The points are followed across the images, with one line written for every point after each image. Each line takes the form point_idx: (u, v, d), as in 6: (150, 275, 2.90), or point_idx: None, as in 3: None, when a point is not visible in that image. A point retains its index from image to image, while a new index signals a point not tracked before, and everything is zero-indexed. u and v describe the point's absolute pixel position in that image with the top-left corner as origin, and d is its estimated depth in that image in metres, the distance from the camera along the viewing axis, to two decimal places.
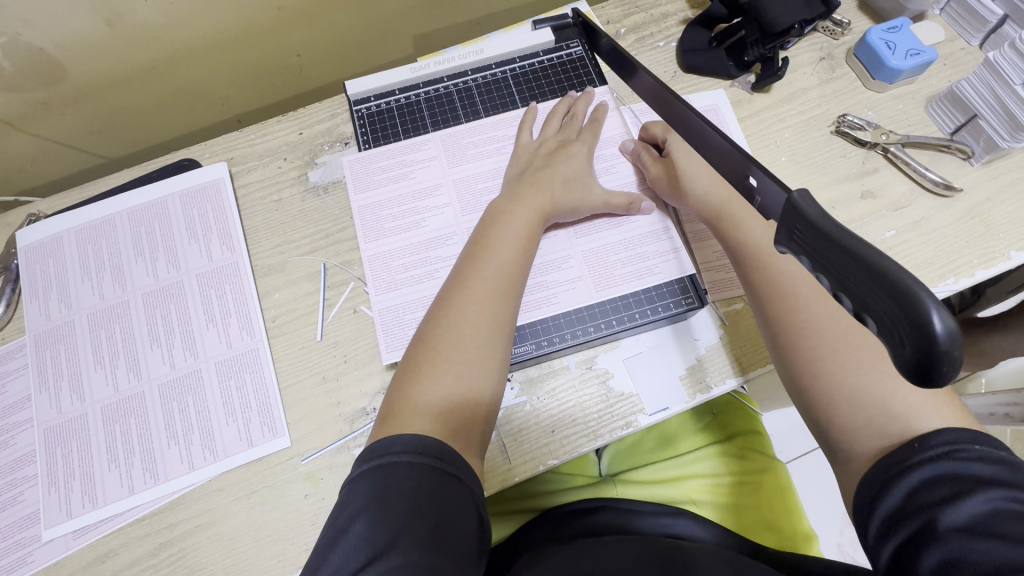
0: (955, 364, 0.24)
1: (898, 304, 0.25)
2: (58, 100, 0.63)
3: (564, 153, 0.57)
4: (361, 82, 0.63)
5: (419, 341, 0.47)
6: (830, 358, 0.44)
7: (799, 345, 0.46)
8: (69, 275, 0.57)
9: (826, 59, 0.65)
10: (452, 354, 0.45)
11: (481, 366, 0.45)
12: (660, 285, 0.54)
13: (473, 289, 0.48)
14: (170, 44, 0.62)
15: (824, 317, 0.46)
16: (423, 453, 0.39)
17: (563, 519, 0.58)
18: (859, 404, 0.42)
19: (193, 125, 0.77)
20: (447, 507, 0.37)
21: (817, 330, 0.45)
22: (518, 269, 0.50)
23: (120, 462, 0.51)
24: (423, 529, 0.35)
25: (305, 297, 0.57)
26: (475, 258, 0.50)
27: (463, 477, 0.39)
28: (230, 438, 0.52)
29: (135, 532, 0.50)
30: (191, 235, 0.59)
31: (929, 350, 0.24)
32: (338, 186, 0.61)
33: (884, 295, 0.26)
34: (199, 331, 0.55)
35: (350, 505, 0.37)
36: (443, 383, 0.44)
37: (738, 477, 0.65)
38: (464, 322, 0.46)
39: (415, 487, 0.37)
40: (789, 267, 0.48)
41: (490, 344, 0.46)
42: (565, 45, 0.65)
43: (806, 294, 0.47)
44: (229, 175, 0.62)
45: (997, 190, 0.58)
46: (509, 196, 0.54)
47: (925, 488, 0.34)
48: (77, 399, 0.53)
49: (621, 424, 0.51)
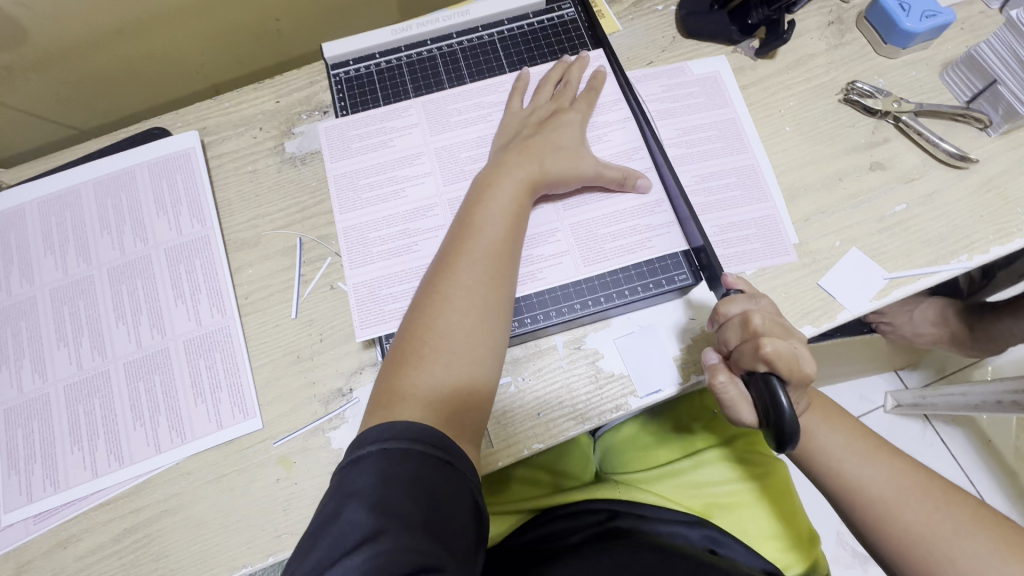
0: (795, 430, 0.39)
1: (766, 394, 0.40)
2: (21, 65, 0.60)
3: (556, 121, 0.53)
4: (339, 45, 0.59)
5: (404, 329, 0.44)
6: (897, 528, 0.43)
7: (861, 516, 0.45)
8: (32, 249, 0.55)
9: (835, 24, 0.61)
10: (439, 344, 0.42)
11: (470, 356, 0.42)
12: (651, 260, 0.51)
13: (460, 272, 0.45)
14: (138, 5, 0.59)
15: (923, 525, 0.43)
16: (412, 438, 0.36)
17: (569, 524, 0.53)
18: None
19: (169, 95, 0.74)
20: (440, 492, 0.35)
21: (845, 484, 0.46)
22: (507, 248, 0.47)
23: (83, 443, 0.49)
24: (415, 513, 0.33)
25: (279, 273, 0.54)
26: (460, 238, 0.47)
27: (457, 463, 0.36)
28: (199, 419, 0.49)
29: (99, 517, 0.47)
30: (160, 207, 0.56)
31: (779, 417, 0.39)
32: (316, 156, 0.58)
33: (761, 390, 0.41)
34: (167, 307, 0.52)
35: (341, 489, 0.35)
36: (430, 373, 0.41)
37: (742, 483, 0.61)
38: (451, 308, 0.43)
39: (407, 473, 0.35)
40: (864, 479, 0.45)
41: (480, 331, 0.43)
42: (557, 7, 0.61)
43: (894, 500, 0.44)
44: (201, 144, 0.59)
45: (1015, 162, 0.54)
46: (495, 168, 0.50)
47: None
48: (38, 378, 0.51)
49: (611, 406, 0.49)
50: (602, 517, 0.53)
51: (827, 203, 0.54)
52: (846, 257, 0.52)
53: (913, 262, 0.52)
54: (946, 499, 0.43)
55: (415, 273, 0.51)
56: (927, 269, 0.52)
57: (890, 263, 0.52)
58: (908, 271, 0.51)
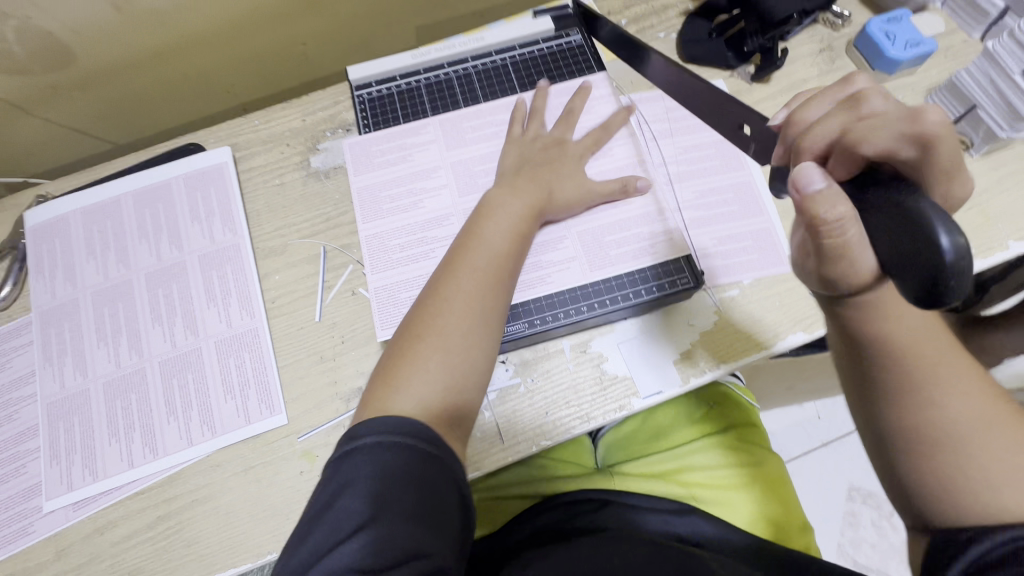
0: (961, 274, 0.29)
1: (913, 232, 0.30)
2: (68, 85, 0.64)
3: (561, 147, 0.58)
4: (362, 68, 0.64)
5: (403, 329, 0.47)
6: (968, 464, 0.37)
7: (932, 448, 0.39)
8: (75, 255, 0.59)
9: (826, 51, 0.65)
10: (435, 342, 0.45)
11: (462, 356, 0.45)
12: (646, 270, 0.54)
13: (460, 278, 0.48)
14: (177, 30, 0.64)
15: (1002, 466, 0.37)
16: (405, 433, 0.38)
17: (564, 511, 0.58)
18: (987, 510, 0.36)
19: (200, 113, 0.78)
20: (430, 484, 0.37)
21: (925, 401, 0.39)
22: (506, 259, 0.50)
23: (120, 436, 0.52)
24: (407, 503, 0.36)
25: (304, 279, 0.58)
26: (463, 248, 0.50)
27: (444, 456, 0.39)
28: (228, 414, 0.53)
29: (134, 505, 0.50)
30: (194, 217, 0.60)
31: (938, 265, 0.29)
32: (340, 171, 0.62)
33: (907, 232, 0.31)
34: (199, 310, 0.56)
35: (335, 479, 0.37)
36: (425, 369, 0.44)
37: (736, 471, 0.64)
38: (449, 311, 0.46)
39: (400, 465, 0.37)
40: (952, 400, 0.38)
41: (474, 334, 0.46)
42: (565, 33, 0.66)
43: (974, 433, 0.38)
44: (232, 159, 0.63)
45: (996, 181, 0.58)
46: (505, 191, 0.54)
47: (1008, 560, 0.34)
48: (80, 374, 0.54)
49: (615, 406, 0.52)
50: (596, 507, 0.58)
51: None
52: None
53: None
54: (1003, 415, 0.38)
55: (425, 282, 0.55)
56: None
57: None
58: None
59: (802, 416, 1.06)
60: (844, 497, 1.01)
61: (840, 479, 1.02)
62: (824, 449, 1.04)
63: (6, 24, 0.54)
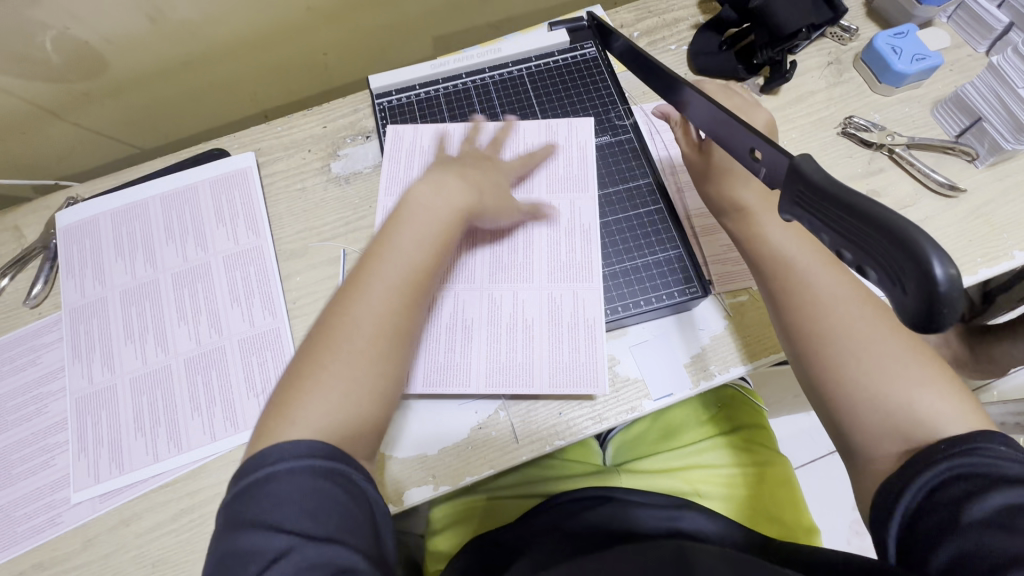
0: (954, 306, 0.27)
1: (905, 259, 0.28)
2: (100, 92, 0.67)
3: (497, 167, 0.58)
4: (383, 77, 0.66)
5: (305, 347, 0.44)
6: (832, 342, 0.45)
7: (805, 330, 0.47)
8: (105, 255, 0.61)
9: (834, 64, 0.66)
10: (337, 367, 0.43)
11: (362, 382, 0.43)
12: (665, 275, 0.56)
13: (374, 286, 0.46)
14: (204, 40, 0.66)
15: (866, 343, 0.44)
16: (299, 456, 0.37)
17: (568, 509, 0.59)
18: (886, 411, 0.42)
19: (223, 120, 0.80)
20: (343, 504, 0.37)
21: (803, 292, 0.48)
22: (422, 267, 0.48)
23: (146, 430, 0.54)
24: (318, 527, 0.36)
25: (325, 281, 0.60)
26: (377, 251, 0.48)
27: (346, 470, 0.38)
28: (251, 411, 0.54)
29: (158, 498, 0.52)
30: (219, 220, 0.62)
31: (930, 296, 0.27)
32: (360, 176, 0.64)
33: (890, 247, 0.29)
34: (224, 309, 0.58)
35: (234, 520, 0.36)
36: (323, 392, 0.42)
37: (740, 469, 0.65)
38: (355, 330, 0.44)
39: (304, 489, 0.36)
40: (827, 293, 0.47)
41: (381, 352, 0.44)
42: (580, 46, 0.68)
43: (842, 317, 0.46)
44: (256, 164, 0.65)
45: (1002, 192, 0.59)
46: (428, 186, 0.51)
47: (947, 485, 0.36)
48: (107, 370, 0.56)
49: (628, 408, 0.53)
50: (598, 504, 0.60)
51: None
52: None
53: None
54: (879, 314, 0.46)
55: (475, 315, 0.55)
56: None
57: None
58: None
59: (809, 425, 1.07)
60: (852, 505, 1.01)
61: (848, 487, 1.02)
62: (832, 457, 1.04)
63: (46, 34, 0.57)
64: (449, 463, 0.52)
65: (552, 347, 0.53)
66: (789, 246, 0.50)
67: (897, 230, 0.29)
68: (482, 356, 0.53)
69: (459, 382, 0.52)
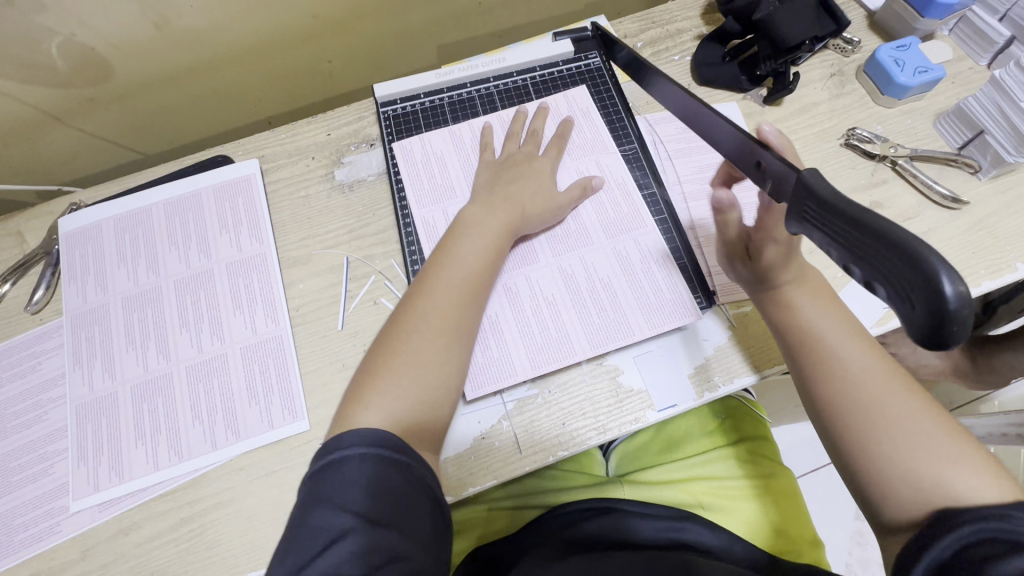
0: (963, 323, 0.27)
1: (914, 276, 0.28)
2: (104, 98, 0.67)
3: (528, 169, 0.60)
4: (388, 86, 0.67)
5: (378, 346, 0.48)
6: (858, 418, 0.44)
7: (832, 404, 0.45)
8: (107, 261, 0.60)
9: (837, 75, 0.67)
10: (410, 358, 0.47)
11: (434, 369, 0.47)
12: (677, 278, 0.57)
13: (437, 291, 0.50)
14: (210, 47, 0.66)
15: (898, 420, 0.42)
16: (374, 444, 0.39)
17: (567, 521, 0.59)
18: (917, 487, 0.40)
19: (227, 126, 0.81)
20: (410, 494, 0.39)
21: (830, 366, 0.47)
22: (478, 274, 0.52)
23: (147, 439, 0.53)
24: (382, 514, 0.37)
25: (328, 288, 0.59)
26: (439, 261, 0.53)
27: (418, 467, 0.40)
28: (252, 419, 0.54)
29: (158, 507, 0.52)
30: (222, 226, 0.62)
31: (939, 313, 0.27)
32: (363, 184, 0.64)
33: (898, 263, 0.29)
34: (226, 317, 0.58)
35: (309, 494, 0.38)
36: (398, 384, 0.45)
37: (742, 481, 0.65)
38: (426, 326, 0.48)
39: (378, 478, 0.38)
40: (855, 366, 0.46)
41: (447, 344, 0.48)
42: (584, 56, 0.68)
43: (873, 394, 0.44)
44: (260, 171, 0.65)
45: (1004, 205, 0.59)
46: (479, 209, 0.56)
47: (976, 545, 0.34)
48: (108, 377, 0.56)
49: (630, 419, 0.53)
50: (599, 515, 0.59)
51: None
52: (850, 288, 0.56)
53: None
54: (912, 390, 0.44)
55: (552, 289, 0.57)
56: None
57: None
58: None
59: (810, 434, 1.06)
60: (853, 516, 1.01)
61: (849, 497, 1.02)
62: (833, 467, 1.04)
63: (52, 40, 0.57)
64: (451, 473, 0.52)
65: (634, 292, 0.56)
66: (817, 319, 0.49)
67: (900, 246, 0.29)
68: (576, 324, 0.55)
69: (567, 352, 0.54)
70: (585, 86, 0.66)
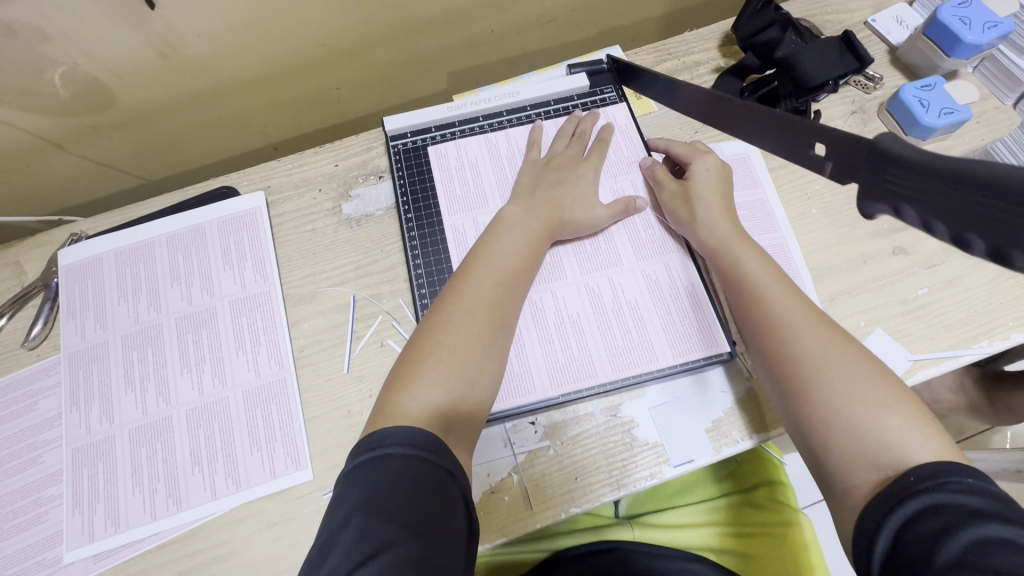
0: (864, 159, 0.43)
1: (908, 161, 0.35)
2: (107, 125, 0.66)
3: (574, 171, 0.59)
4: (398, 119, 0.65)
5: (416, 336, 0.47)
6: (808, 370, 0.43)
7: (783, 358, 0.45)
8: (107, 297, 0.59)
9: (858, 113, 0.65)
10: (456, 349, 0.45)
11: (481, 365, 0.46)
12: (707, 312, 0.55)
13: (476, 279, 0.50)
14: (217, 75, 0.65)
15: (843, 374, 0.42)
16: (411, 445, 0.37)
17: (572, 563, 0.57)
18: (856, 434, 0.40)
19: (233, 152, 0.79)
20: (444, 500, 0.37)
21: (780, 323, 0.46)
22: (519, 268, 0.52)
23: (144, 486, 0.52)
24: (415, 520, 0.35)
25: (332, 328, 0.58)
26: (478, 254, 0.52)
27: (452, 469, 0.38)
28: (254, 467, 0.52)
29: (155, 559, 0.50)
30: (226, 261, 0.60)
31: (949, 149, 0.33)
32: (371, 219, 0.62)
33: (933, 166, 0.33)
34: (228, 357, 0.56)
35: (343, 501, 0.36)
36: (443, 373, 0.44)
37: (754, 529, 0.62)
38: (468, 317, 0.47)
39: (412, 479, 0.36)
40: (797, 320, 0.46)
41: (491, 334, 0.47)
42: (599, 90, 0.67)
43: (813, 349, 0.44)
44: (266, 204, 0.63)
45: None
46: (520, 208, 0.56)
47: (917, 521, 0.33)
48: (106, 420, 0.54)
49: (646, 474, 0.51)
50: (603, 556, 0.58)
51: (852, 283, 0.57)
52: (873, 337, 0.55)
53: (934, 344, 0.54)
54: (846, 339, 0.44)
55: (578, 309, 0.55)
56: (950, 352, 0.54)
57: (913, 344, 0.54)
58: (931, 354, 0.54)
59: None
60: None
61: None
62: None
63: (55, 70, 0.56)
64: None
65: (662, 321, 0.54)
66: (765, 273, 0.50)
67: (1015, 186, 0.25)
68: (600, 344, 0.54)
69: (589, 374, 0.53)
70: (601, 119, 0.65)
